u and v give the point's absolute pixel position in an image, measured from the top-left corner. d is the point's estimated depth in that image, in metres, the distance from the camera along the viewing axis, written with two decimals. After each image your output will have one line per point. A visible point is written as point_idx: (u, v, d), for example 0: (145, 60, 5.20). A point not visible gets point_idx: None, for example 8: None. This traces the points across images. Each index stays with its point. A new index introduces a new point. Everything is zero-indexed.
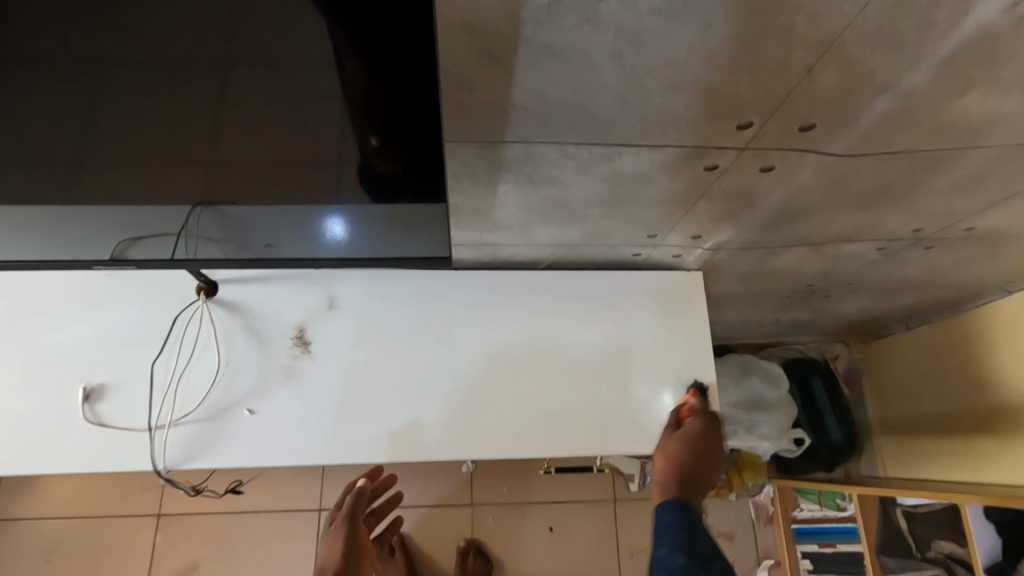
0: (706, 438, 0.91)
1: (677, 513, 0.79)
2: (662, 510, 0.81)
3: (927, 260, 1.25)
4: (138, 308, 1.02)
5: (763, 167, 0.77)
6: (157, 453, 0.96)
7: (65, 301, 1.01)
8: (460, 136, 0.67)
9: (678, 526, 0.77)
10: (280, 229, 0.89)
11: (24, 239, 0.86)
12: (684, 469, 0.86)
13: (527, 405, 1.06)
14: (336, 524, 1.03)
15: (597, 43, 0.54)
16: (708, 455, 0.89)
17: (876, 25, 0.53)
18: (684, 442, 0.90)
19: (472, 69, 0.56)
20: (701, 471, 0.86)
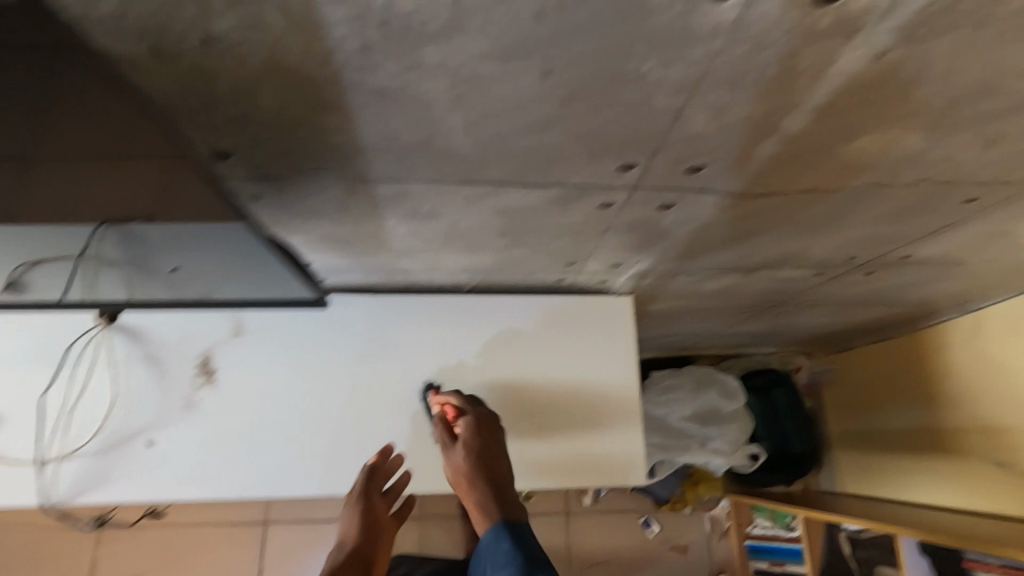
0: (487, 428, 0.90)
1: (507, 540, 0.76)
2: (485, 546, 0.78)
3: (871, 283, 1.20)
4: (33, 334, 0.97)
5: (661, 203, 0.72)
6: (47, 487, 0.93)
7: None
8: (320, 174, 0.63)
9: (512, 549, 0.75)
10: (194, 257, 0.88)
11: None
12: (485, 475, 0.83)
13: (440, 438, 1.02)
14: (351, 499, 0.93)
15: (433, 88, 0.49)
16: (495, 445, 0.87)
17: (737, 72, 0.47)
18: (468, 446, 0.87)
19: (301, 111, 0.51)
20: (498, 473, 0.84)
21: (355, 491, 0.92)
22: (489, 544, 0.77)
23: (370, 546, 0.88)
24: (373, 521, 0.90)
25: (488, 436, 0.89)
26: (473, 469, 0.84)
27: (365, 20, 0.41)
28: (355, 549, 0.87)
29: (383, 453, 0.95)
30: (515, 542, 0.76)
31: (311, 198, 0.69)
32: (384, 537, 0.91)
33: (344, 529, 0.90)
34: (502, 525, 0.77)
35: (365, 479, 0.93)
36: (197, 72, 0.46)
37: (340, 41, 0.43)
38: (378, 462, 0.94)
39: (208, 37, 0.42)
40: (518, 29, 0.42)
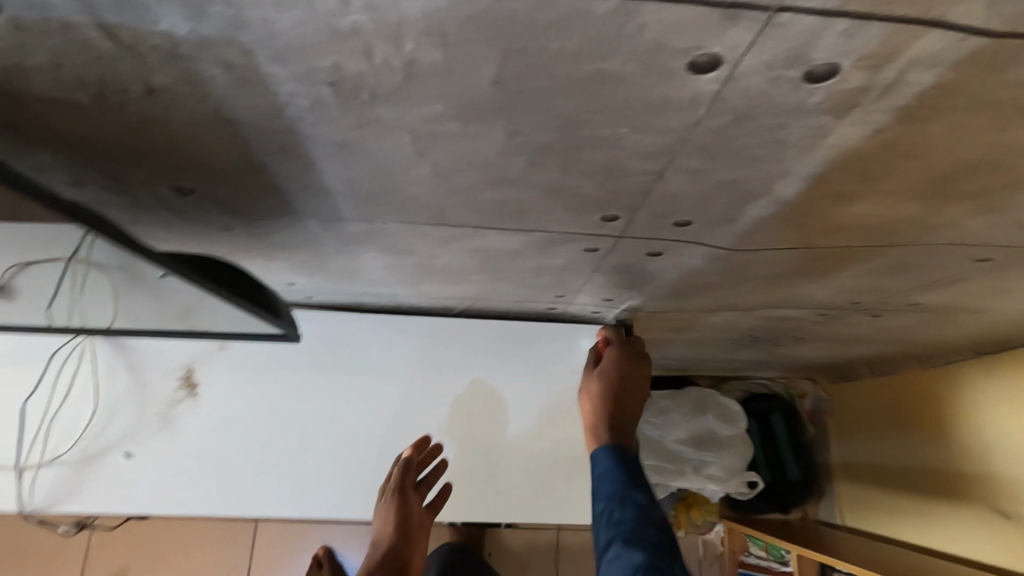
0: (633, 371, 0.86)
1: (611, 460, 0.74)
2: (596, 458, 0.76)
3: (879, 323, 1.15)
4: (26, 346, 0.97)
5: (649, 252, 0.69)
6: (25, 495, 0.94)
7: None
8: (290, 210, 0.60)
9: (615, 471, 0.73)
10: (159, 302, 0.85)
11: None
12: (616, 407, 0.81)
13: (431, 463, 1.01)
14: (386, 493, 0.94)
15: (394, 143, 0.46)
16: (635, 382, 0.84)
17: (718, 141, 0.44)
18: (604, 378, 0.86)
19: (260, 156, 0.49)
20: (627, 405, 0.82)
21: (392, 485, 0.93)
22: (599, 460, 0.76)
23: (406, 543, 0.91)
24: (409, 520, 0.92)
25: (633, 376, 0.85)
26: (611, 390, 0.84)
27: (313, 79, 0.38)
28: (393, 544, 0.91)
29: (417, 444, 0.95)
30: (621, 464, 0.74)
31: (283, 231, 0.67)
32: (419, 537, 0.93)
33: (381, 524, 0.92)
34: (611, 447, 0.75)
35: (400, 475, 0.93)
36: (146, 118, 0.44)
37: (290, 97, 0.40)
38: (414, 454, 0.94)
39: (150, 89, 0.40)
40: (477, 94, 0.39)
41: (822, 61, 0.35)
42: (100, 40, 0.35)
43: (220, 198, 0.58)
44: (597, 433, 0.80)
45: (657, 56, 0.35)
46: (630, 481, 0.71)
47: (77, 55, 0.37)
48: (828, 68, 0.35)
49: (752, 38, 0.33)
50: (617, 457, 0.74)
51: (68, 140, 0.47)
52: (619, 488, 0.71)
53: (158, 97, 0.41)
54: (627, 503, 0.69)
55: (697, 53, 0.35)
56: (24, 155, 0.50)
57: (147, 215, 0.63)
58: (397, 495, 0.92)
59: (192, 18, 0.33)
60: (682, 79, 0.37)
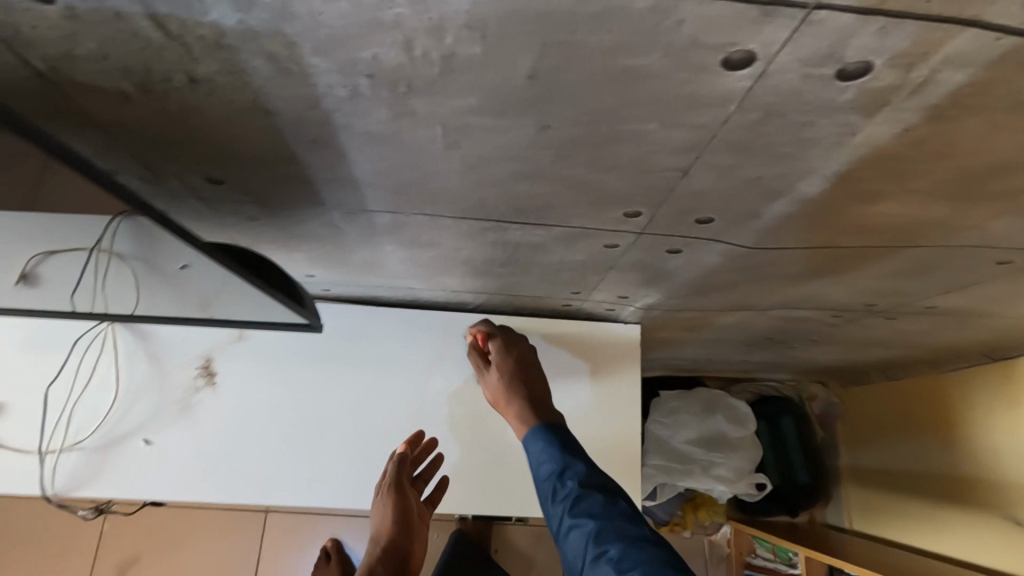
0: (514, 349, 0.96)
1: (545, 440, 0.81)
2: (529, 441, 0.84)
3: (893, 326, 1.14)
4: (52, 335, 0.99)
5: (668, 248, 0.69)
6: (47, 478, 0.95)
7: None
8: (317, 201, 0.62)
9: (552, 450, 0.80)
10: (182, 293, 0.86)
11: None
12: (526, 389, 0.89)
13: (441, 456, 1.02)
14: (383, 489, 0.94)
15: (426, 135, 0.47)
16: (528, 358, 0.95)
17: (747, 138, 0.45)
18: (502, 369, 0.93)
19: (293, 147, 0.50)
20: (532, 385, 0.90)
21: (388, 482, 0.94)
22: (532, 442, 0.83)
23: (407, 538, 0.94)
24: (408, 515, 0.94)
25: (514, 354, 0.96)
26: (514, 377, 0.91)
27: (352, 71, 0.39)
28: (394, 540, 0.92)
29: (411, 440, 0.96)
30: (553, 439, 0.82)
31: (309, 222, 0.68)
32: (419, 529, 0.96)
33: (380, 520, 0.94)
34: (540, 428, 0.83)
35: (396, 471, 0.93)
36: (186, 107, 0.45)
37: (328, 88, 0.41)
38: (409, 450, 0.95)
39: (193, 78, 0.41)
40: (512, 87, 0.40)
41: (855, 60, 0.36)
42: (149, 30, 0.36)
43: (251, 188, 0.59)
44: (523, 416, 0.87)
45: (693, 52, 0.36)
46: (567, 452, 0.80)
47: (125, 44, 0.38)
48: (860, 66, 0.36)
49: (788, 34, 0.34)
50: (550, 441, 0.81)
51: (108, 128, 0.49)
52: (557, 463, 0.78)
53: (200, 86, 0.42)
54: (568, 478, 0.76)
55: (732, 50, 0.35)
56: (65, 144, 0.51)
57: (178, 204, 0.64)
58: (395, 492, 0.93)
59: (242, 9, 0.34)
60: (716, 75, 0.38)
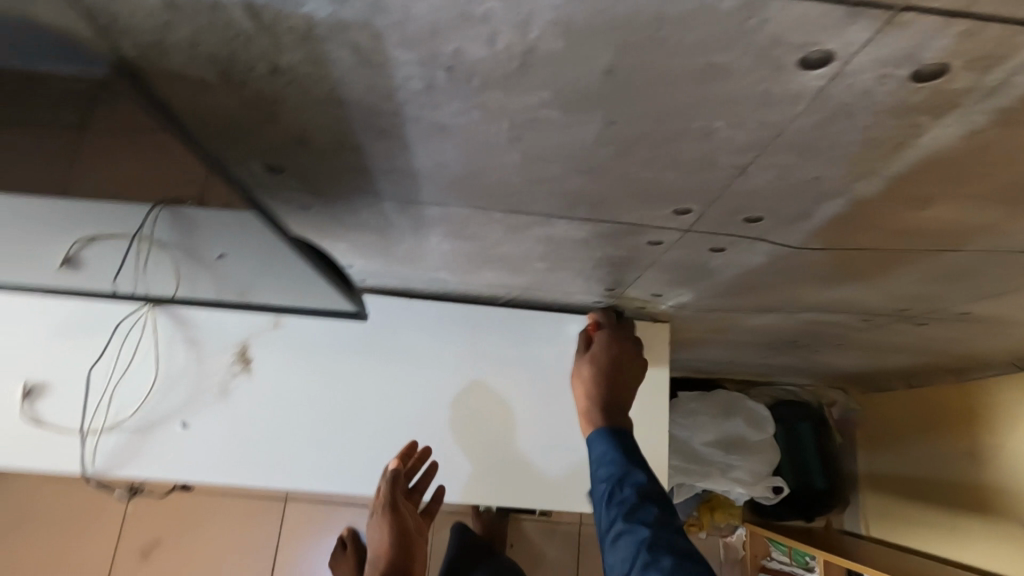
0: (617, 347, 0.99)
1: (608, 443, 0.84)
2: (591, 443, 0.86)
3: (923, 332, 1.14)
4: (96, 316, 1.01)
5: (712, 247, 0.70)
6: (88, 457, 0.97)
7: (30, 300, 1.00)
8: (372, 191, 0.63)
9: (613, 452, 0.83)
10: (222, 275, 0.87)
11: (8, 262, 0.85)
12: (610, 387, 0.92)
13: (465, 449, 1.03)
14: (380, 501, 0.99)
15: (492, 128, 0.48)
16: (629, 362, 0.97)
17: (810, 137, 0.45)
18: (597, 359, 0.97)
19: (360, 137, 0.52)
20: (620, 392, 0.92)
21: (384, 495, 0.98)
22: (596, 444, 0.85)
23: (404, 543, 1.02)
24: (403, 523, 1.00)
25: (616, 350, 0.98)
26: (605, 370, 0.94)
27: (433, 63, 0.41)
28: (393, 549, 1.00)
29: (404, 453, 0.99)
30: (616, 445, 0.83)
31: (359, 212, 0.69)
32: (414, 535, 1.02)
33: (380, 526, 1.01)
34: (604, 430, 0.86)
35: (389, 488, 0.97)
36: (262, 96, 0.46)
37: (405, 79, 0.43)
38: (401, 466, 0.98)
39: (276, 67, 0.42)
40: (586, 81, 0.41)
41: (932, 62, 0.36)
42: (243, 20, 0.38)
43: (306, 176, 0.60)
44: (594, 418, 0.90)
45: (772, 51, 0.36)
46: (632, 460, 0.81)
47: (217, 33, 0.39)
48: (937, 68, 0.37)
49: (869, 36, 0.34)
50: (616, 445, 0.83)
51: (177, 114, 0.50)
52: (617, 470, 0.80)
53: (280, 73, 0.43)
54: (626, 485, 0.78)
55: (811, 50, 0.36)
56: None
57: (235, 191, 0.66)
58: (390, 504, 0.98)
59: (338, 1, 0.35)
60: (791, 74, 0.38)
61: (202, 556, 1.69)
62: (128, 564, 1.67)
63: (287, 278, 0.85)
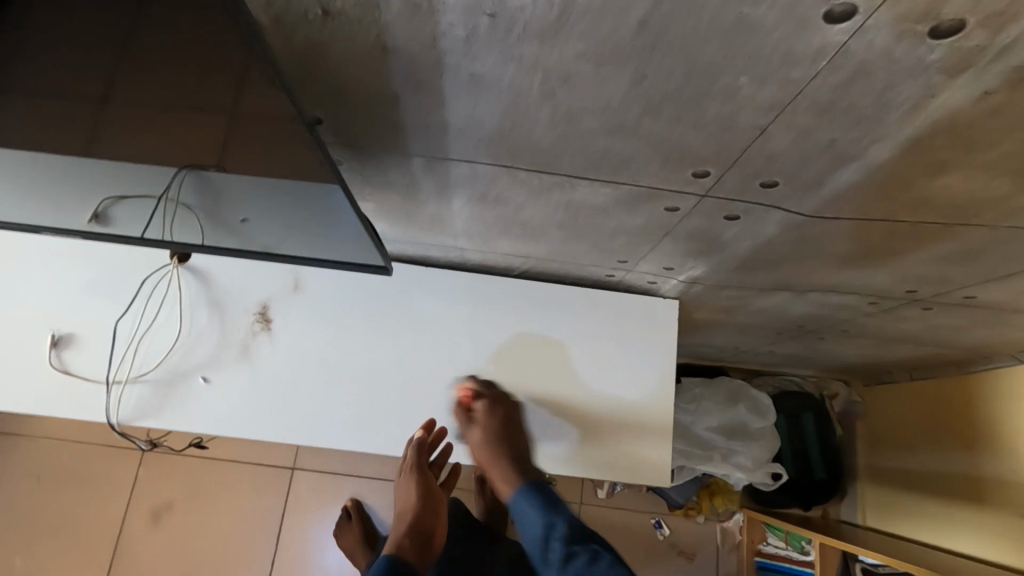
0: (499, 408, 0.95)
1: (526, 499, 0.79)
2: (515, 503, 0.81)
3: (927, 319, 1.16)
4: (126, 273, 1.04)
5: (727, 215, 0.73)
6: (112, 408, 1.01)
7: (63, 255, 1.04)
8: (404, 148, 0.66)
9: (534, 509, 0.78)
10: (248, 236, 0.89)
11: (47, 215, 0.89)
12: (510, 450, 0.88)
13: None
14: (403, 473, 0.97)
15: (527, 81, 0.51)
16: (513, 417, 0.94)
17: (829, 97, 0.48)
18: (486, 428, 0.92)
19: (398, 90, 0.54)
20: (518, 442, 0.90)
21: (409, 463, 0.97)
22: (518, 504, 0.80)
23: (432, 515, 0.93)
24: (430, 492, 0.95)
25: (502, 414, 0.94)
26: (495, 435, 0.90)
27: (477, 11, 0.43)
28: (421, 517, 0.91)
29: (427, 426, 1.01)
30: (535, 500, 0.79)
31: (388, 169, 0.72)
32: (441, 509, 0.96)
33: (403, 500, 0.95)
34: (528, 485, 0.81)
35: (416, 453, 0.97)
36: (310, 41, 0.49)
37: (449, 28, 0.45)
38: (425, 435, 0.99)
39: (327, 12, 0.45)
40: (623, 33, 0.44)
41: (951, 18, 0.39)
42: None
43: (339, 128, 0.63)
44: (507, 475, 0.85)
45: (799, 5, 0.39)
46: (548, 511, 0.76)
47: None
48: (954, 25, 0.39)
49: None
50: (535, 499, 0.79)
51: None
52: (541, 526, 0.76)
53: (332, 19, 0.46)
54: (552, 542, 0.73)
55: (836, 4, 0.38)
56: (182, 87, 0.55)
57: None
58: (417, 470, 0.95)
59: None
60: (816, 30, 0.41)
61: (209, 521, 1.73)
62: (137, 526, 1.71)
63: (309, 238, 0.87)
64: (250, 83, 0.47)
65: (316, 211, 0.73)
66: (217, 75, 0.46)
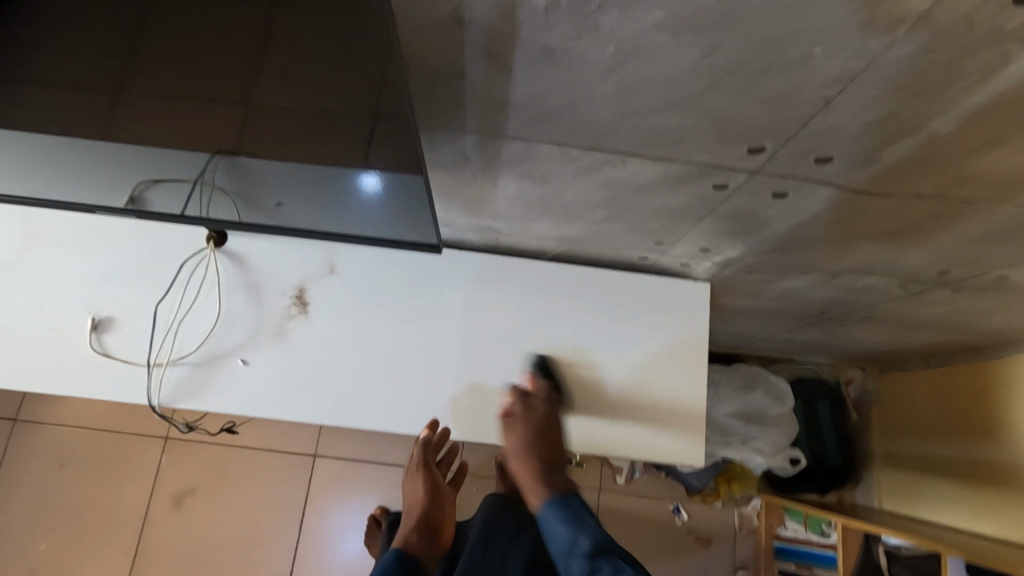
0: (546, 428, 0.92)
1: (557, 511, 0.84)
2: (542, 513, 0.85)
3: (954, 302, 1.17)
4: (162, 257, 1.05)
5: (774, 193, 0.73)
6: (153, 389, 1.02)
7: (100, 238, 1.05)
8: (459, 126, 0.66)
9: (563, 520, 0.83)
10: (285, 218, 0.90)
11: (88, 197, 0.89)
12: (543, 461, 0.89)
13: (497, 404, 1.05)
14: (411, 468, 1.08)
15: (598, 54, 0.52)
16: (552, 432, 0.93)
17: (899, 68, 0.49)
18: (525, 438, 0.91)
19: (465, 65, 0.55)
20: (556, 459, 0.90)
21: (415, 460, 1.06)
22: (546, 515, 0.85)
23: (437, 505, 1.04)
24: (435, 486, 1.05)
25: (543, 435, 0.91)
26: (533, 445, 0.90)
27: None
28: (425, 510, 1.02)
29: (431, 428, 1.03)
30: (564, 509, 0.84)
31: (438, 147, 0.72)
32: (445, 500, 1.06)
33: (411, 493, 1.06)
34: (556, 494, 0.86)
35: (421, 453, 1.04)
36: None
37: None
38: (431, 436, 1.03)
39: None
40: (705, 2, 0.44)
41: None
42: None
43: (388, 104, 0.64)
44: (539, 481, 0.88)
45: None
46: (576, 528, 0.82)
47: None
48: None
49: None
50: (562, 512, 0.84)
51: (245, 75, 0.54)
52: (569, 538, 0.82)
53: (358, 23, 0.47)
54: (576, 551, 0.80)
55: None
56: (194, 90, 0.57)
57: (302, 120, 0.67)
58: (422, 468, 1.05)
59: None
60: None
61: (234, 506, 1.74)
62: (161, 513, 1.73)
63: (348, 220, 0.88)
64: (263, 71, 0.53)
65: (361, 188, 0.74)
66: (228, 63, 0.53)
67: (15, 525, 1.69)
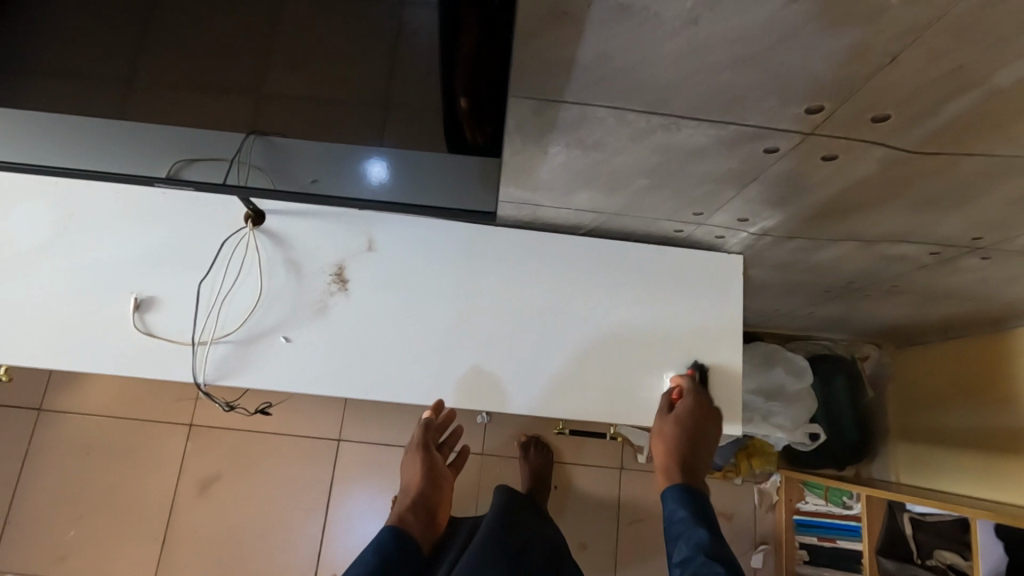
0: (700, 418, 0.98)
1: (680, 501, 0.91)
2: (665, 495, 0.94)
3: (981, 270, 1.19)
4: (201, 236, 1.06)
5: (825, 155, 0.74)
6: (198, 367, 1.02)
7: (139, 217, 1.06)
8: (520, 90, 0.67)
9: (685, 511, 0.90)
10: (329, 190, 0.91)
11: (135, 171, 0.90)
12: (688, 456, 0.95)
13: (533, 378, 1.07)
14: (410, 448, 1.09)
15: (675, 8, 0.53)
16: (703, 433, 0.97)
17: (971, 19, 0.50)
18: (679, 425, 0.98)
19: (537, 25, 0.56)
20: (698, 457, 0.96)
21: (415, 442, 1.08)
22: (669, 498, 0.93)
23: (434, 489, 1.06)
24: (433, 467, 1.07)
25: (697, 426, 0.97)
26: (680, 440, 0.96)
27: None
28: (421, 493, 1.04)
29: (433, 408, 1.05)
30: (688, 502, 0.91)
31: None
32: (443, 484, 1.08)
33: (409, 474, 1.07)
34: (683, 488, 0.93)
35: (422, 434, 1.08)
36: None
37: None
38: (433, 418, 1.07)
39: None
40: None
41: None
42: None
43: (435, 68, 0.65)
44: (670, 469, 0.95)
45: None
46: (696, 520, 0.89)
47: None
48: None
49: None
50: (685, 501, 0.91)
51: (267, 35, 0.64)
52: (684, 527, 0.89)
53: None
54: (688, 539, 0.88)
55: None
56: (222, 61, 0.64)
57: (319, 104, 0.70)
58: (421, 450, 1.07)
59: None
60: None
61: (262, 491, 1.76)
62: (188, 500, 1.74)
63: None
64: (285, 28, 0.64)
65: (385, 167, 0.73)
66: (243, 53, 0.64)
67: (44, 513, 1.70)
